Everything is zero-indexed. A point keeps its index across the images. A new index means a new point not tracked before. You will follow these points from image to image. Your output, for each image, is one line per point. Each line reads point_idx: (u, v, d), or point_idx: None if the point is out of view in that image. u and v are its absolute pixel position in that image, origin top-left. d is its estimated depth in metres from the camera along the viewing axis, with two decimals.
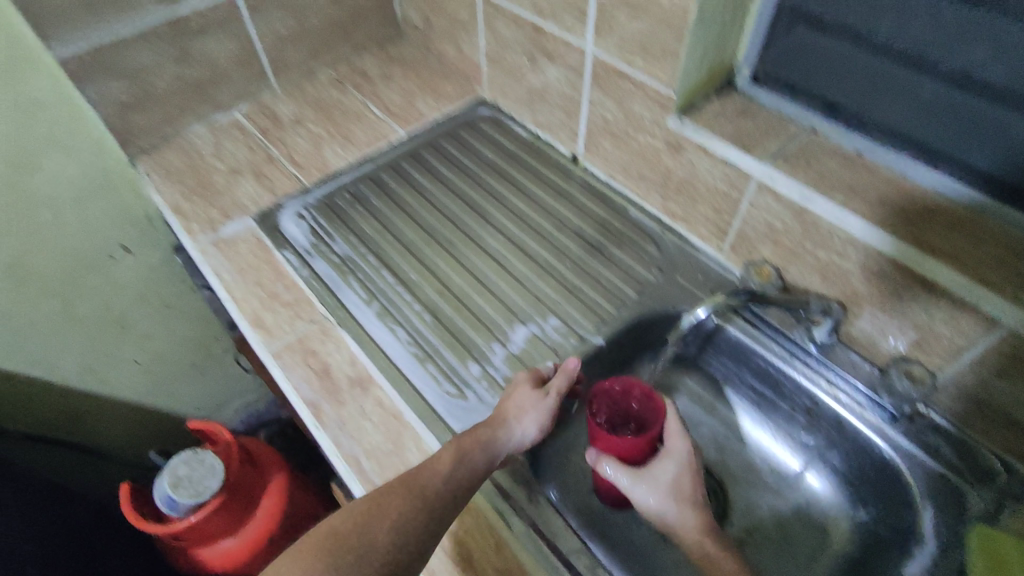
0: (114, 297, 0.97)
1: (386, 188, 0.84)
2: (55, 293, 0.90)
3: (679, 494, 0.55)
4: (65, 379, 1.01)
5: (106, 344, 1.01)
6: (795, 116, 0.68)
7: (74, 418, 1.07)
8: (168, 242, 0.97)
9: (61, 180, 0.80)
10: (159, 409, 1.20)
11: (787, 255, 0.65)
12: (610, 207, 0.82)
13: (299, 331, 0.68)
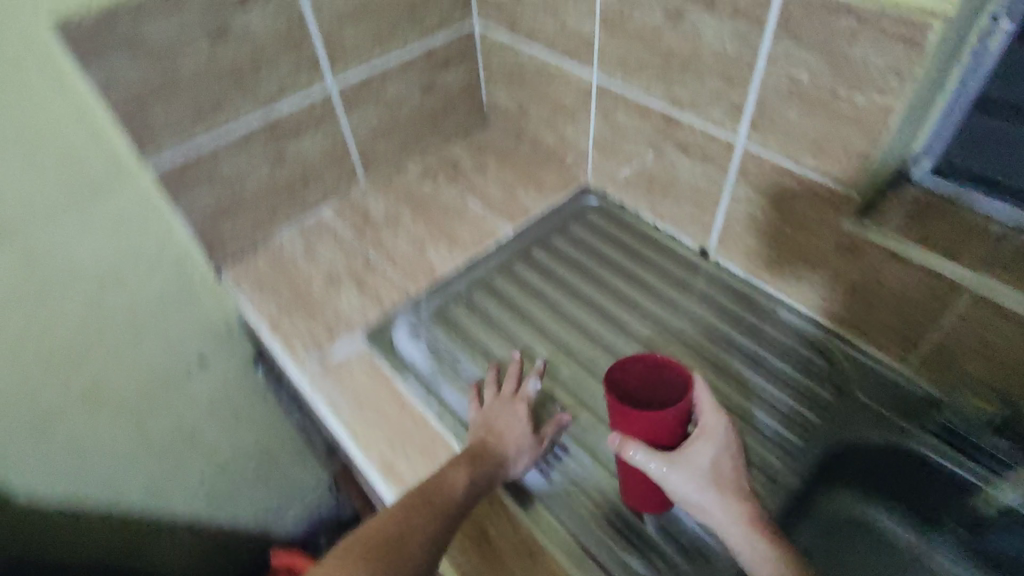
0: (188, 414, 0.89)
1: (503, 297, 0.77)
2: (131, 413, 0.82)
3: (716, 478, 0.51)
4: (132, 505, 0.92)
5: (179, 462, 0.93)
6: (1001, 215, 0.55)
7: (137, 548, 0.96)
8: (247, 352, 0.90)
9: (145, 296, 0.75)
10: (224, 526, 1.09)
11: (1006, 373, 0.56)
12: (756, 309, 0.74)
13: (438, 477, 0.61)
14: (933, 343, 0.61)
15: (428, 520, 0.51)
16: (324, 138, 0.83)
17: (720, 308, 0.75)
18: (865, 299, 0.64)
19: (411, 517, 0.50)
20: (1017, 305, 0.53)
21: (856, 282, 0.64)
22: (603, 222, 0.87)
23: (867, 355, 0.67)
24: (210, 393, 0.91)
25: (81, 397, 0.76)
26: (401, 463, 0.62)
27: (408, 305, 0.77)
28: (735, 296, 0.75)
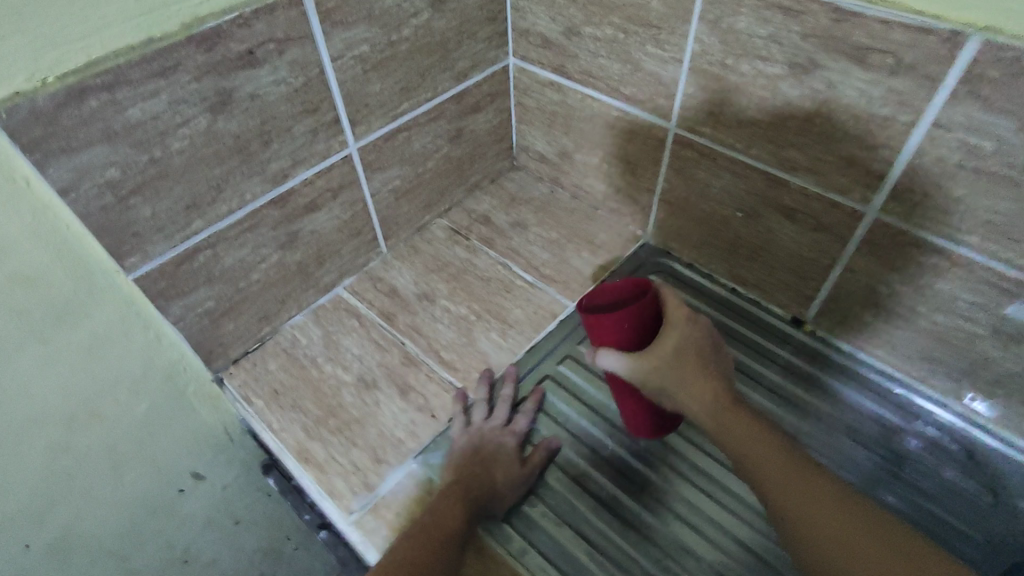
0: None
1: (426, 282, 0.75)
2: (108, 554, 0.66)
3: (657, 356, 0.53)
4: None
5: None
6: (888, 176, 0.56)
7: None
8: None
9: (124, 424, 0.59)
10: None
11: (893, 320, 0.61)
12: (674, 275, 0.76)
13: (358, 463, 0.60)
14: (827, 296, 0.65)
15: (429, 549, 0.49)
16: (341, 210, 0.69)
17: None
18: (766, 258, 0.68)
19: (413, 550, 0.48)
20: (898, 256, 0.57)
21: (758, 244, 0.67)
22: (536, 204, 0.84)
23: (766, 313, 0.72)
24: (204, 508, 0.75)
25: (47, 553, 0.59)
26: (327, 456, 0.61)
27: (330, 297, 0.74)
28: (660, 268, 0.77)
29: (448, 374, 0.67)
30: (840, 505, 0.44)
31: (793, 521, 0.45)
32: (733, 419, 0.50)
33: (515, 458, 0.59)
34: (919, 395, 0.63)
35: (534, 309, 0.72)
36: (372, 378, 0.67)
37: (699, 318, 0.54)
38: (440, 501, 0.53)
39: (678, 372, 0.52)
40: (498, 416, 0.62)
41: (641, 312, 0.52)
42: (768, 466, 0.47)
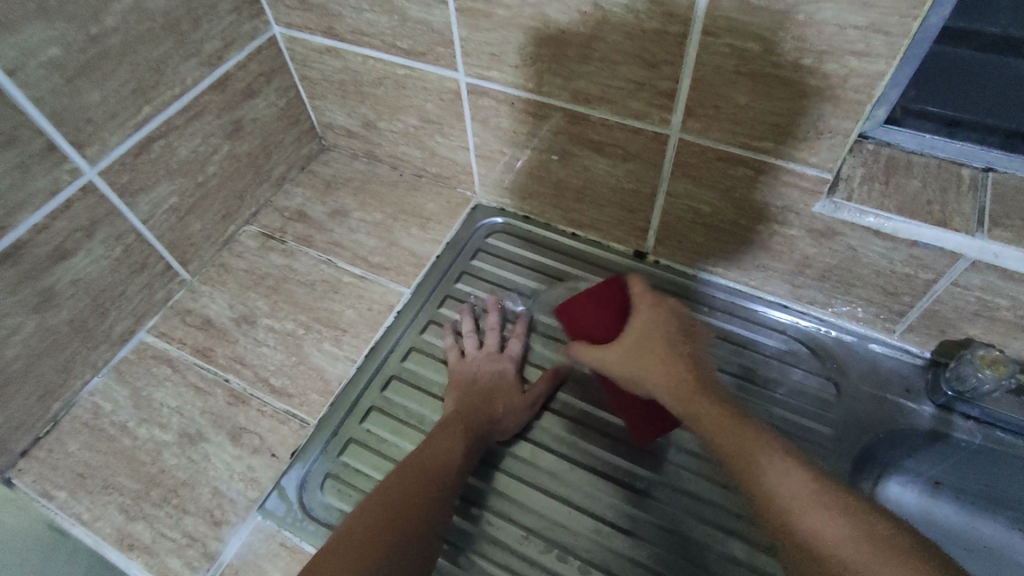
0: None
1: (243, 302, 0.66)
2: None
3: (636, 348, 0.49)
4: None
5: None
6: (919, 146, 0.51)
7: None
8: None
9: None
10: None
11: (722, 234, 0.59)
12: (510, 232, 0.71)
13: (189, 531, 0.52)
14: (659, 223, 0.62)
15: (417, 513, 0.45)
16: (106, 248, 0.58)
17: (484, 247, 0.70)
18: (592, 198, 0.64)
19: (395, 488, 0.46)
20: (709, 172, 0.54)
21: (581, 183, 0.63)
22: (354, 185, 0.76)
23: (607, 252, 0.68)
24: None
25: None
26: (154, 535, 0.52)
27: (132, 346, 0.64)
28: (497, 228, 0.71)
29: (280, 403, 0.59)
30: (814, 503, 0.39)
31: (795, 539, 0.38)
32: (707, 413, 0.45)
33: (514, 388, 0.57)
34: (759, 304, 0.63)
35: (367, 305, 0.65)
36: (195, 428, 0.58)
37: (663, 305, 0.51)
38: (441, 430, 0.52)
39: (654, 359, 0.48)
40: (492, 340, 0.61)
41: (611, 304, 0.51)
42: (777, 482, 0.40)
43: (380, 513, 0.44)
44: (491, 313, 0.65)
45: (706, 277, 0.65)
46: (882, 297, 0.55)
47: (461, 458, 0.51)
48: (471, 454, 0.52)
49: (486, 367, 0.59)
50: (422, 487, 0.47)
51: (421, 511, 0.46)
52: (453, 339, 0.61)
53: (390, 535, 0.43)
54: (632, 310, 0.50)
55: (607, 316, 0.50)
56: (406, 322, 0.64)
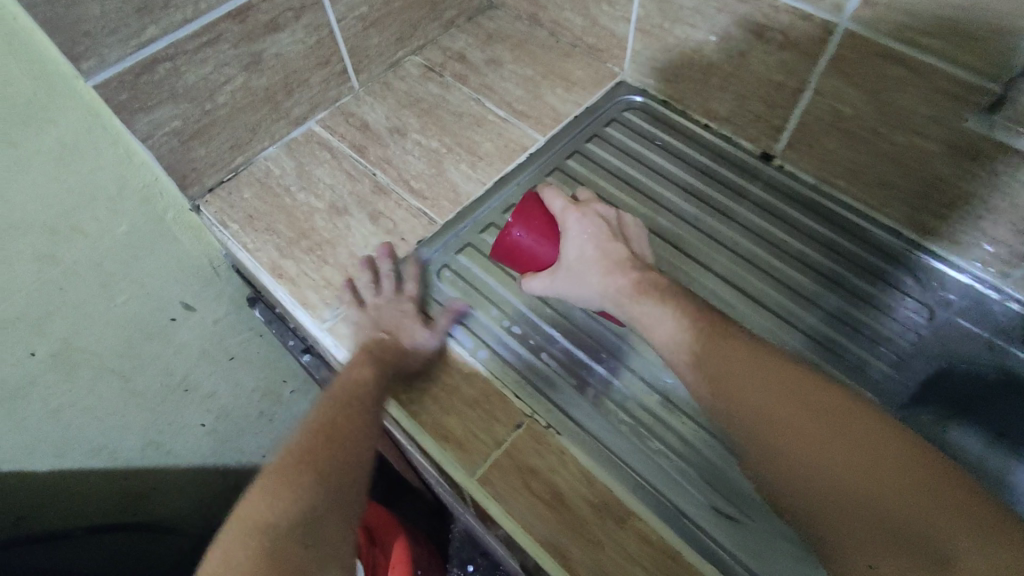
0: (175, 362, 0.84)
1: (398, 116, 0.75)
2: (112, 371, 0.76)
3: (604, 264, 0.56)
4: (127, 460, 0.88)
5: (172, 411, 0.89)
6: None
7: (137, 499, 0.95)
8: (238, 295, 0.85)
9: (59, 209, 0.58)
10: (225, 467, 1.08)
11: (857, 142, 0.60)
12: (647, 112, 0.75)
13: (327, 276, 0.63)
14: (797, 123, 0.64)
15: (350, 448, 0.51)
16: (306, 34, 0.67)
17: (619, 118, 0.75)
18: (737, 86, 0.67)
19: (333, 410, 0.52)
20: (865, 70, 0.55)
21: (731, 70, 0.66)
22: (512, 42, 0.82)
23: (735, 148, 0.72)
24: (197, 339, 0.85)
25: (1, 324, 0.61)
26: (299, 272, 0.63)
27: (302, 131, 0.75)
28: (635, 106, 0.76)
29: (415, 201, 0.67)
30: (871, 465, 0.40)
31: (817, 491, 0.41)
32: (729, 368, 0.47)
33: (418, 320, 0.58)
34: (872, 224, 0.65)
35: (504, 142, 0.72)
36: (343, 204, 0.68)
37: (589, 215, 0.58)
38: (347, 368, 0.55)
39: (581, 275, 0.56)
40: (394, 283, 0.61)
41: (536, 221, 0.59)
42: (794, 437, 0.42)
43: (306, 447, 0.50)
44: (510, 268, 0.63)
45: (827, 189, 0.67)
46: (1008, 235, 0.55)
47: (380, 376, 0.54)
48: (386, 381, 0.54)
49: (388, 310, 0.59)
50: (347, 414, 0.52)
51: (348, 437, 0.51)
52: (363, 279, 0.62)
53: (313, 461, 0.49)
54: (564, 229, 0.58)
55: (541, 242, 0.59)
56: (537, 162, 0.70)
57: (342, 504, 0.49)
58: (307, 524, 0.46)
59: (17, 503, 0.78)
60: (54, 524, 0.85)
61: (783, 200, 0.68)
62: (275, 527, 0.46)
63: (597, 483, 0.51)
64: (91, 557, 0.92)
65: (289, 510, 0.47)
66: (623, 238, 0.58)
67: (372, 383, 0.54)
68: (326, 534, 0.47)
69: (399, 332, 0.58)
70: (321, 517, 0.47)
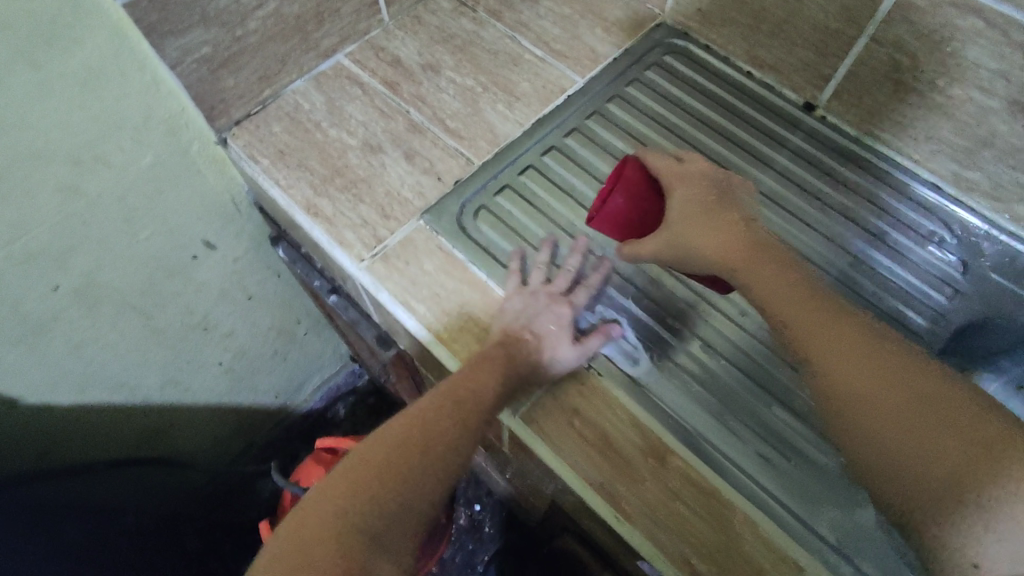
0: (196, 299, 0.83)
1: (431, 52, 0.72)
2: (135, 308, 0.75)
3: (714, 222, 0.53)
4: (147, 396, 0.89)
5: (191, 349, 0.89)
6: None
7: (154, 434, 0.96)
8: (257, 233, 0.83)
9: (85, 137, 0.56)
10: (238, 405, 1.09)
11: (911, 93, 0.59)
12: (689, 58, 0.73)
13: (363, 215, 0.62)
14: (847, 72, 0.63)
15: (439, 442, 0.47)
16: None
17: (660, 62, 0.73)
18: (789, 33, 0.64)
19: (435, 410, 0.48)
20: (930, 18, 0.53)
21: (784, 15, 0.63)
22: None
23: (779, 97, 0.70)
24: (217, 278, 0.84)
25: (26, 255, 0.60)
26: (334, 211, 0.62)
27: (330, 64, 0.71)
28: (675, 49, 0.74)
29: (452, 141, 0.66)
30: (947, 438, 0.38)
31: (903, 470, 0.39)
32: (824, 337, 0.44)
33: (569, 334, 0.54)
34: (916, 180, 0.64)
35: (542, 83, 0.69)
36: (377, 141, 0.66)
37: (693, 176, 0.57)
38: (471, 369, 0.50)
39: (690, 232, 0.54)
40: (560, 283, 0.56)
41: (633, 181, 0.57)
42: (887, 411, 0.40)
43: (394, 437, 0.46)
44: (549, 211, 0.62)
45: (869, 142, 0.66)
46: None
47: (502, 391, 0.49)
48: (507, 392, 0.50)
49: (545, 313, 0.54)
50: (447, 420, 0.47)
51: (446, 439, 0.47)
52: (517, 268, 0.57)
53: (400, 464, 0.45)
54: (665, 190, 0.57)
55: (638, 204, 0.57)
56: (576, 104, 0.68)
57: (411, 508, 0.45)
58: (373, 517, 0.43)
59: (41, 435, 0.78)
60: (77, 456, 0.86)
61: (823, 151, 0.67)
62: (344, 523, 0.42)
63: (640, 425, 0.52)
64: (113, 491, 0.93)
65: (361, 500, 0.43)
66: (729, 202, 0.55)
67: (493, 397, 0.49)
68: (392, 538, 0.43)
69: (543, 339, 0.53)
70: (387, 520, 0.43)
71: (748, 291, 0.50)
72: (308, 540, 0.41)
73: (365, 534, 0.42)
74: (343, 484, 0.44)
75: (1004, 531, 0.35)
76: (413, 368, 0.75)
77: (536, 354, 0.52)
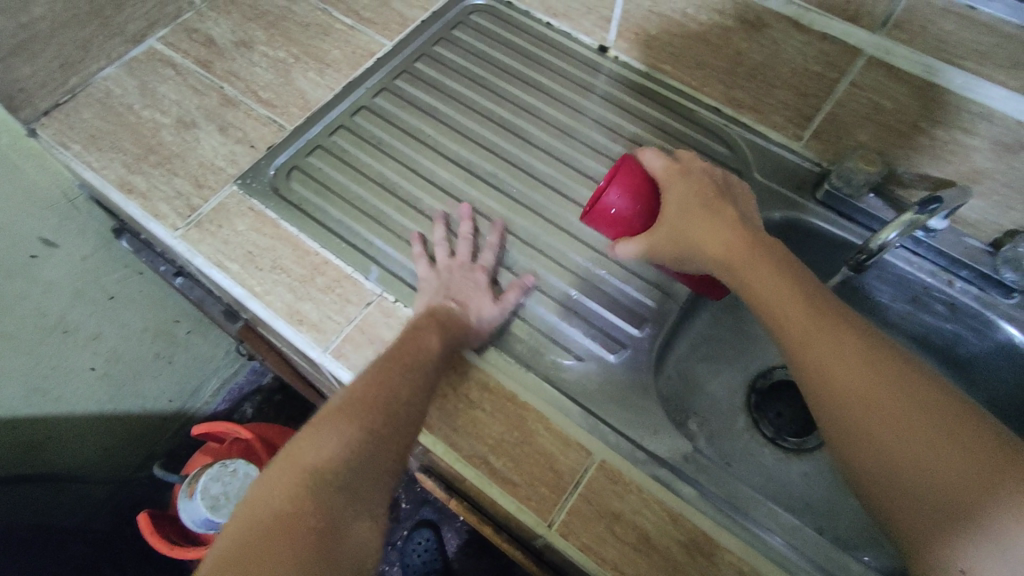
0: (47, 302, 0.82)
1: (244, 30, 0.74)
2: None
3: (716, 216, 0.53)
4: (13, 409, 0.86)
5: (53, 355, 0.88)
6: None
7: (31, 450, 0.93)
8: (102, 228, 0.83)
9: None
10: (126, 412, 1.07)
11: (672, 24, 0.65)
12: (495, 15, 0.78)
13: (178, 188, 0.63)
14: (622, 12, 0.69)
15: (396, 396, 0.47)
16: None
17: (467, 22, 0.77)
18: None
19: (385, 366, 0.49)
20: None
21: None
22: None
23: (577, 44, 0.76)
24: (67, 277, 0.83)
25: None
26: (148, 186, 0.63)
27: (143, 49, 0.72)
28: (480, 9, 0.78)
29: (264, 110, 0.68)
30: (950, 448, 0.38)
31: (890, 459, 0.39)
32: (820, 330, 0.45)
33: (488, 295, 0.57)
34: (697, 104, 0.71)
35: (352, 49, 0.73)
36: (190, 118, 0.68)
37: (692, 173, 0.56)
38: (414, 334, 0.51)
39: (696, 230, 0.53)
40: (464, 250, 0.59)
41: (635, 179, 0.55)
42: (873, 401, 0.41)
43: (356, 392, 0.47)
44: (361, 167, 0.66)
45: (656, 76, 0.72)
46: (795, 99, 0.63)
47: (445, 345, 0.52)
48: (448, 349, 0.52)
49: (462, 279, 0.57)
50: (402, 372, 0.48)
51: (405, 396, 0.47)
52: (421, 249, 0.59)
53: (365, 415, 0.45)
54: (660, 188, 0.56)
55: (638, 201, 0.55)
56: (383, 66, 0.72)
57: (378, 457, 0.45)
58: (339, 472, 0.42)
59: None
60: None
61: (619, 89, 0.73)
62: (318, 470, 0.42)
63: None
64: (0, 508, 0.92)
65: (340, 457, 0.43)
66: (731, 198, 0.55)
67: (439, 349, 0.51)
68: (370, 493, 0.43)
69: (468, 303, 0.56)
70: (356, 472, 0.43)
71: (744, 286, 0.50)
72: (288, 484, 0.41)
73: (339, 478, 0.42)
74: (309, 440, 0.43)
75: (996, 534, 0.35)
76: (267, 339, 0.77)
77: (464, 316, 0.55)
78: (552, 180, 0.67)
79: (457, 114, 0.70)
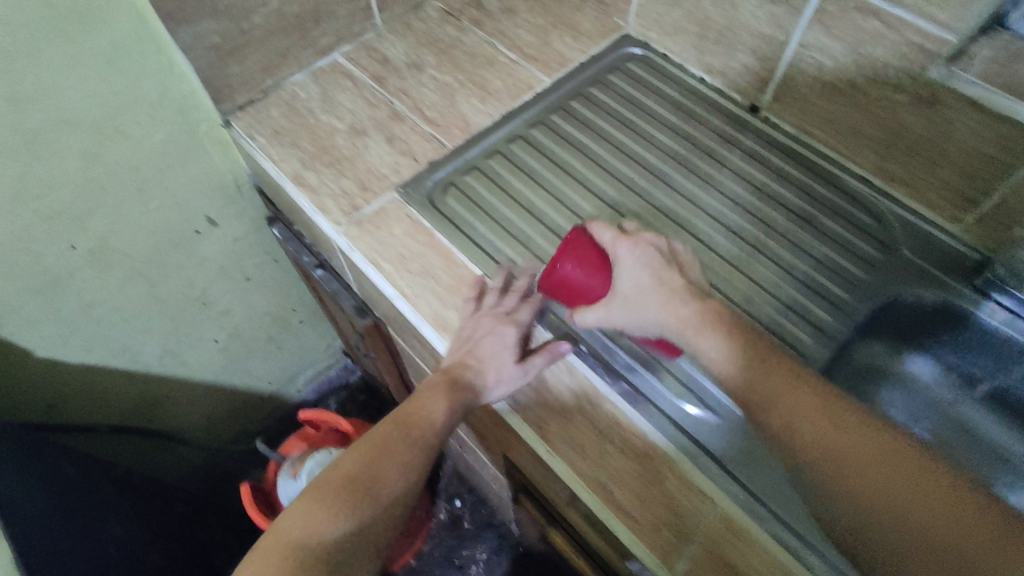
0: (197, 274, 0.90)
1: (417, 53, 0.80)
2: (140, 275, 0.83)
3: (667, 293, 0.51)
4: (147, 365, 0.95)
5: (190, 323, 0.96)
6: None
7: (153, 405, 1.01)
8: (255, 214, 0.90)
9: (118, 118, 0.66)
10: (233, 386, 1.15)
11: (836, 92, 0.66)
12: (649, 64, 0.81)
13: (345, 187, 0.69)
14: (783, 76, 0.70)
15: (402, 454, 0.53)
16: None
17: (621, 68, 0.81)
18: (732, 40, 0.72)
19: (393, 436, 0.54)
20: (844, 25, 0.60)
21: (725, 24, 0.71)
22: None
23: (728, 101, 0.77)
24: (218, 255, 0.91)
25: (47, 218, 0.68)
26: (318, 183, 0.69)
27: (327, 61, 0.80)
28: (635, 57, 0.82)
29: (428, 127, 0.74)
30: (949, 526, 0.38)
31: (896, 550, 0.39)
32: (799, 414, 0.44)
33: (513, 356, 0.56)
34: (847, 172, 0.70)
35: (514, 81, 0.77)
36: (362, 127, 0.74)
37: (640, 244, 0.53)
38: (384, 431, 0.54)
39: (644, 305, 0.51)
40: (509, 305, 0.57)
41: (587, 252, 0.53)
42: (866, 491, 0.40)
43: (348, 470, 0.51)
44: (511, 190, 0.69)
45: (806, 140, 0.73)
46: (958, 179, 0.61)
47: (454, 409, 0.55)
48: (456, 413, 0.56)
49: (484, 339, 0.56)
50: (402, 447, 0.53)
51: (393, 468, 0.52)
52: (473, 295, 0.59)
53: (353, 490, 0.50)
54: (615, 259, 0.53)
55: (594, 274, 0.53)
56: (540, 101, 0.76)
57: (376, 524, 0.50)
58: (335, 547, 0.47)
59: (47, 390, 0.85)
60: (81, 415, 0.92)
61: (767, 148, 0.74)
62: (319, 541, 0.47)
63: None
64: (116, 451, 1.00)
65: (338, 528, 0.48)
66: (680, 269, 0.53)
67: (445, 417, 0.55)
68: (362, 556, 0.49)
69: (469, 362, 0.56)
70: (354, 541, 0.48)
71: (717, 370, 0.48)
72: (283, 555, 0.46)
73: (336, 552, 0.47)
74: (308, 515, 0.48)
75: None
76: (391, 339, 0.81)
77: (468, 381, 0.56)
78: (692, 228, 0.68)
79: (605, 153, 0.73)
